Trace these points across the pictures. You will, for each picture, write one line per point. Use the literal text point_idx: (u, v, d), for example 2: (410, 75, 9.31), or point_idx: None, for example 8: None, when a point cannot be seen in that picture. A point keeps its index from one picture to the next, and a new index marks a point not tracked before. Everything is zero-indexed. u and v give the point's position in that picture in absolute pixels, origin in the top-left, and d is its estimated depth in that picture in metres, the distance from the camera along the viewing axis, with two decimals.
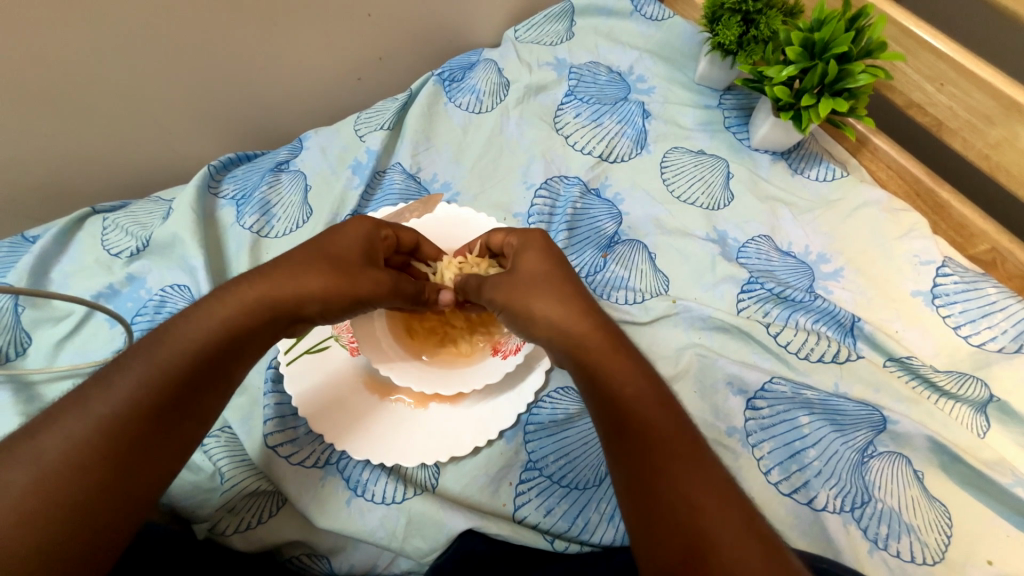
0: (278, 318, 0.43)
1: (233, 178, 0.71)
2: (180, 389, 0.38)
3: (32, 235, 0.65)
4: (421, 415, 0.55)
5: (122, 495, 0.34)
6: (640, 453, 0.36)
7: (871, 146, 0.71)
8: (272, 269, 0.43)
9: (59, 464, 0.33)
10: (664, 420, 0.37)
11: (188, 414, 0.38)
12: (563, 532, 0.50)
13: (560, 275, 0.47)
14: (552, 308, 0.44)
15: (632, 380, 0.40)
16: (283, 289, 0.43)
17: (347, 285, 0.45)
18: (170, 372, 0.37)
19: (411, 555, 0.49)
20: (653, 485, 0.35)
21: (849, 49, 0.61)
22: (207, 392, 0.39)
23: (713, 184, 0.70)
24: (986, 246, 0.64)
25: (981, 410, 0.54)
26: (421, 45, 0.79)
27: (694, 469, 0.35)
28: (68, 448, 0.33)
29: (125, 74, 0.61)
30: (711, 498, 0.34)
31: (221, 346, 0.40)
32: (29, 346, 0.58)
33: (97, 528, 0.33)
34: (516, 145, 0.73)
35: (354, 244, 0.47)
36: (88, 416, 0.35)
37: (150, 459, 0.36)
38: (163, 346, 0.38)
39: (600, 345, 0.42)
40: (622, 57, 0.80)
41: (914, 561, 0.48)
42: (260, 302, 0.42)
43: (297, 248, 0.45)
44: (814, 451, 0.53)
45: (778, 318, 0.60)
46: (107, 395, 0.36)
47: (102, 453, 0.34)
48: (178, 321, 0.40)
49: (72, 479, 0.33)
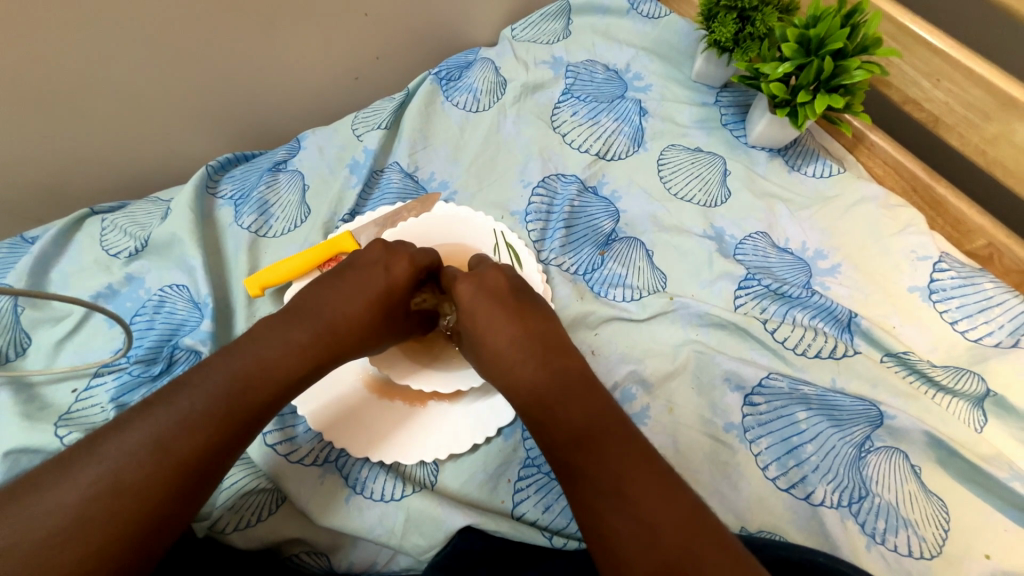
0: (328, 358, 0.48)
1: (231, 177, 0.71)
2: (240, 416, 0.42)
3: (31, 236, 0.65)
4: (421, 414, 0.55)
5: (174, 506, 0.38)
6: (595, 478, 0.40)
7: (868, 142, 0.71)
8: (330, 311, 0.49)
9: (130, 471, 0.38)
10: (619, 438, 0.42)
11: (240, 439, 0.42)
12: (562, 529, 0.50)
13: (525, 315, 0.51)
14: (522, 344, 0.49)
15: (588, 405, 0.44)
16: (333, 327, 0.49)
17: (383, 324, 0.52)
18: (232, 397, 0.42)
19: (410, 552, 0.49)
20: (609, 497, 0.39)
21: (845, 45, 0.61)
22: (261, 421, 0.44)
23: (710, 181, 0.70)
24: (983, 241, 0.65)
25: (978, 405, 0.54)
26: (418, 43, 0.79)
27: (653, 482, 0.39)
28: (137, 458, 0.38)
29: (122, 74, 0.61)
30: (668, 508, 0.38)
31: (277, 379, 0.45)
32: (28, 346, 0.58)
33: (146, 533, 0.37)
34: (514, 144, 0.74)
35: (404, 286, 0.53)
36: (155, 430, 0.39)
37: (202, 475, 0.40)
38: (224, 371, 0.43)
39: (561, 379, 0.47)
40: (619, 55, 0.80)
41: (911, 555, 0.48)
42: (305, 341, 0.47)
43: (350, 289, 0.51)
44: (811, 447, 0.53)
45: (775, 314, 0.60)
46: (174, 412, 0.40)
47: (161, 468, 0.38)
48: (240, 352, 0.45)
49: (137, 487, 0.37)
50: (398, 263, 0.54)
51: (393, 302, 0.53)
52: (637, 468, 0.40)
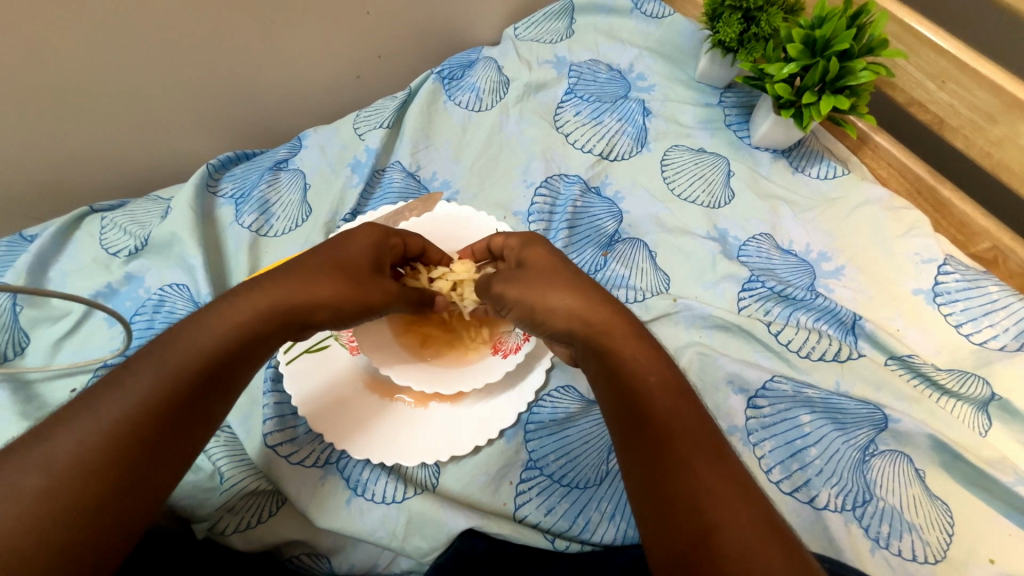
0: (291, 322, 0.42)
1: (232, 176, 0.70)
2: (189, 394, 0.37)
3: (30, 235, 0.65)
4: (421, 414, 0.55)
5: (130, 499, 0.33)
6: (660, 448, 0.35)
7: (872, 144, 0.71)
8: (290, 272, 0.42)
9: (68, 468, 0.32)
10: (679, 410, 0.36)
11: (197, 419, 0.37)
12: (564, 532, 0.50)
13: (579, 272, 0.46)
14: (568, 299, 0.43)
15: (652, 368, 0.39)
16: (294, 291, 0.42)
17: (356, 290, 0.44)
18: (181, 378, 0.37)
19: (411, 554, 0.49)
20: (659, 480, 0.34)
21: (851, 46, 0.61)
22: (217, 396, 0.38)
23: (713, 182, 0.70)
24: (987, 244, 0.64)
25: (982, 408, 0.54)
26: (420, 42, 0.79)
27: (711, 465, 0.33)
28: (77, 453, 0.33)
29: (122, 72, 0.60)
30: (728, 494, 0.32)
31: (229, 349, 0.39)
32: (27, 345, 0.58)
33: (102, 527, 0.32)
34: (516, 144, 0.73)
35: (365, 248, 0.47)
36: (98, 419, 0.34)
37: (160, 464, 0.35)
38: (171, 348, 0.37)
39: (617, 337, 0.41)
40: (622, 55, 0.80)
41: (916, 560, 0.48)
42: (268, 305, 0.41)
43: (317, 253, 0.45)
44: (815, 450, 0.53)
45: (779, 317, 0.60)
46: (117, 397, 0.35)
47: (110, 454, 0.33)
48: (187, 325, 0.39)
49: (84, 482, 0.32)
50: (360, 231, 0.48)
51: (363, 263, 0.46)
52: (701, 440, 0.35)
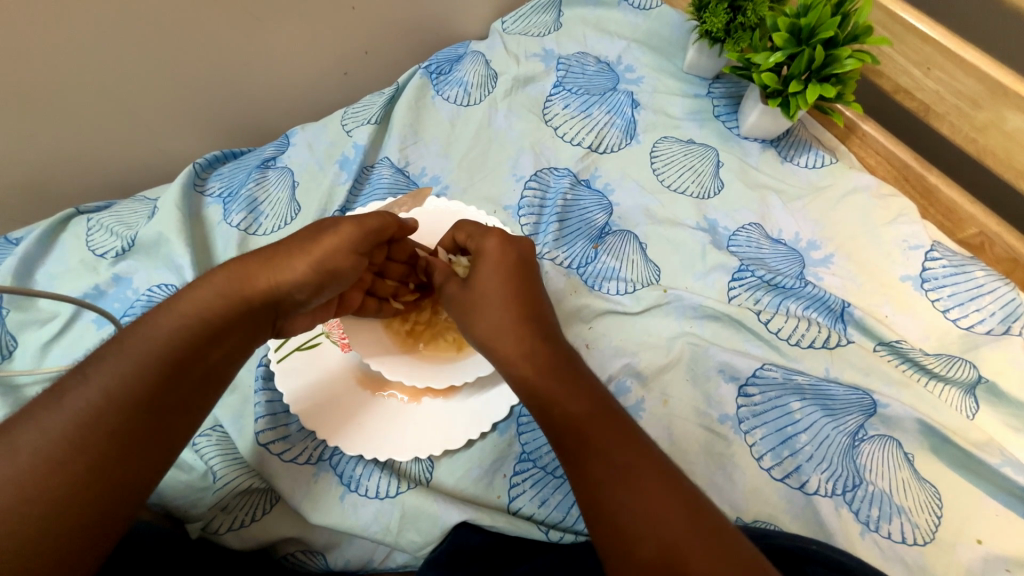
0: (256, 309, 0.42)
1: (219, 175, 0.70)
2: (160, 384, 0.37)
3: (15, 238, 0.65)
4: (414, 409, 0.54)
5: (102, 495, 0.33)
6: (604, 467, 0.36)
7: (860, 133, 0.71)
8: (258, 258, 0.43)
9: (31, 459, 0.32)
10: (610, 432, 0.38)
11: (170, 410, 0.37)
12: (558, 523, 0.50)
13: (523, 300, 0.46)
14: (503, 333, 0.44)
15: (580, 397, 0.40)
16: (264, 272, 0.42)
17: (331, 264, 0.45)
18: (149, 363, 0.37)
19: (406, 548, 0.49)
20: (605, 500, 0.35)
21: (836, 33, 0.61)
22: (190, 387, 0.38)
23: (703, 173, 0.70)
24: (974, 230, 0.64)
25: (970, 392, 0.55)
26: (408, 37, 0.78)
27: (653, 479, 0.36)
28: (42, 446, 0.33)
29: (105, 71, 0.60)
30: (667, 504, 0.34)
31: (198, 336, 0.39)
32: (15, 348, 0.58)
33: (76, 523, 0.32)
34: (505, 138, 0.73)
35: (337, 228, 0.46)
36: (61, 409, 0.34)
37: (131, 459, 0.35)
38: (136, 337, 0.38)
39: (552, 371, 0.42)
40: (610, 47, 0.80)
41: (905, 542, 0.48)
42: (239, 290, 0.41)
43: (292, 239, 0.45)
44: (806, 436, 0.53)
45: (769, 305, 0.60)
46: (84, 390, 0.35)
47: (75, 450, 0.33)
48: (155, 315, 0.39)
49: (50, 478, 0.32)
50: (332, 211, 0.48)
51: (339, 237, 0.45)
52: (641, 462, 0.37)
